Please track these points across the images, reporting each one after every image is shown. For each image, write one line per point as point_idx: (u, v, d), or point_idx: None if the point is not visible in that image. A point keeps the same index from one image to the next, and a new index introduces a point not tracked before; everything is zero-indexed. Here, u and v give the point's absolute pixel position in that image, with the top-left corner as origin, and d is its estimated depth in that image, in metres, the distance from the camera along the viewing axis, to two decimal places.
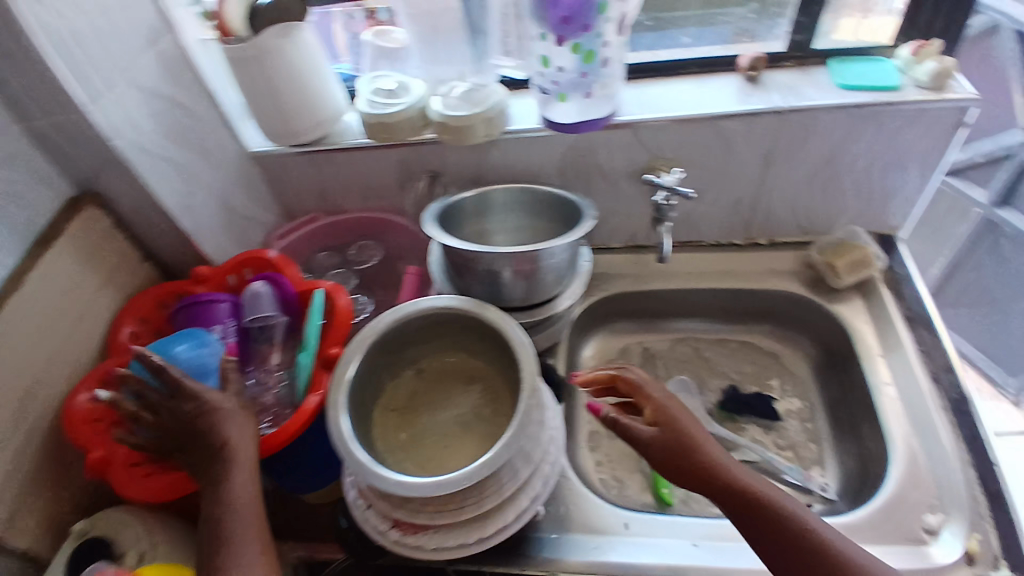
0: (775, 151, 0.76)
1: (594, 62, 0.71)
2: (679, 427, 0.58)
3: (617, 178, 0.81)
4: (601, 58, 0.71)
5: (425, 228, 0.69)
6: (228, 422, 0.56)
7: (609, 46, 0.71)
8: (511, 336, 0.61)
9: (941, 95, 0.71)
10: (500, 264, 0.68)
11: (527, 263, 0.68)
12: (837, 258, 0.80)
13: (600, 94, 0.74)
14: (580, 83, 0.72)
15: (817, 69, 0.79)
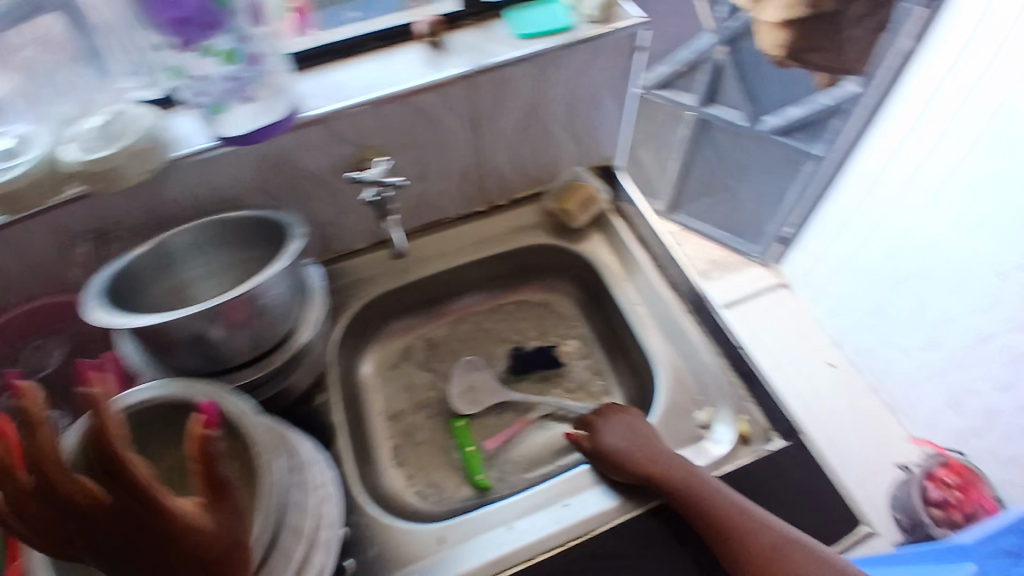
0: (478, 113, 0.73)
1: (240, 62, 0.60)
2: (639, 450, 0.64)
3: (327, 180, 0.72)
4: (246, 55, 0.61)
5: (92, 315, 0.55)
6: (190, 520, 0.41)
7: (253, 39, 0.61)
8: (233, 409, 0.54)
9: (609, 26, 0.70)
10: (204, 324, 0.58)
11: (237, 313, 0.59)
12: (567, 202, 0.83)
13: (264, 98, 0.63)
14: (231, 90, 0.61)
15: (493, 23, 0.73)
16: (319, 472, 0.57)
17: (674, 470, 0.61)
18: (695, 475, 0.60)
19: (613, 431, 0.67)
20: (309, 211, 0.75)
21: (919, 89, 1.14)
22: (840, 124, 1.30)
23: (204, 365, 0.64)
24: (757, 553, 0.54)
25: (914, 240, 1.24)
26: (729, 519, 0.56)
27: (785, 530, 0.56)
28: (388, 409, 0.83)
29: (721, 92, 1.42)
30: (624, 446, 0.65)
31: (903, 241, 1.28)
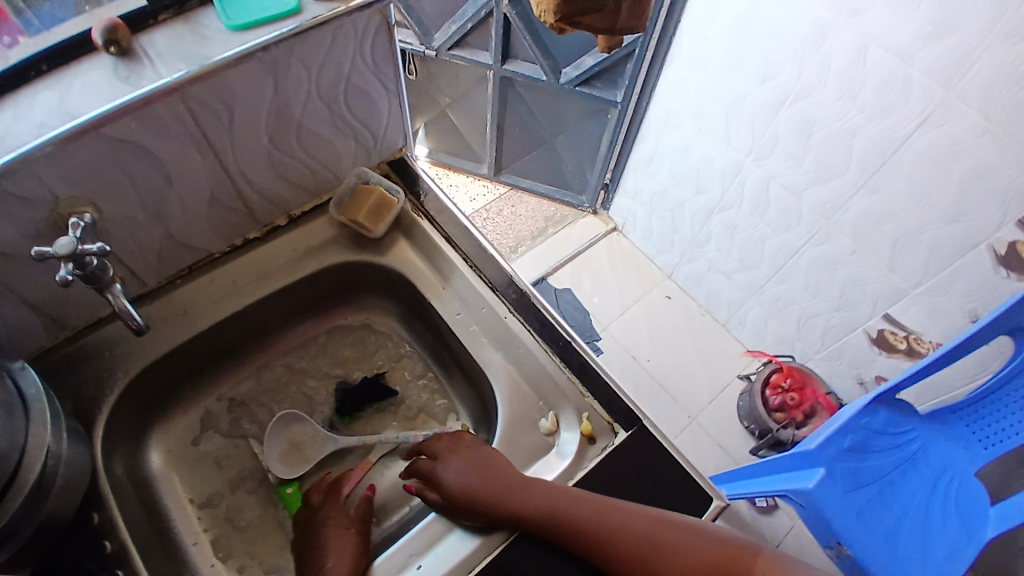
0: (208, 130, 0.58)
1: None
2: (483, 483, 0.57)
3: (14, 253, 0.53)
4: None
5: None
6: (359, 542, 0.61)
7: None
8: None
9: (347, 3, 0.57)
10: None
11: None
12: (358, 213, 0.72)
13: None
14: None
15: (201, 13, 0.58)
16: None
17: (527, 496, 0.56)
18: (549, 493, 0.55)
19: (455, 474, 0.59)
20: (6, 293, 0.56)
21: (694, 26, 1.15)
22: (634, 69, 1.30)
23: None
24: (628, 549, 0.52)
25: (713, 171, 1.31)
26: (592, 527, 0.53)
27: (645, 511, 0.55)
28: (196, 495, 0.68)
29: (516, 48, 1.40)
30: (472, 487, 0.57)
31: (705, 172, 1.33)
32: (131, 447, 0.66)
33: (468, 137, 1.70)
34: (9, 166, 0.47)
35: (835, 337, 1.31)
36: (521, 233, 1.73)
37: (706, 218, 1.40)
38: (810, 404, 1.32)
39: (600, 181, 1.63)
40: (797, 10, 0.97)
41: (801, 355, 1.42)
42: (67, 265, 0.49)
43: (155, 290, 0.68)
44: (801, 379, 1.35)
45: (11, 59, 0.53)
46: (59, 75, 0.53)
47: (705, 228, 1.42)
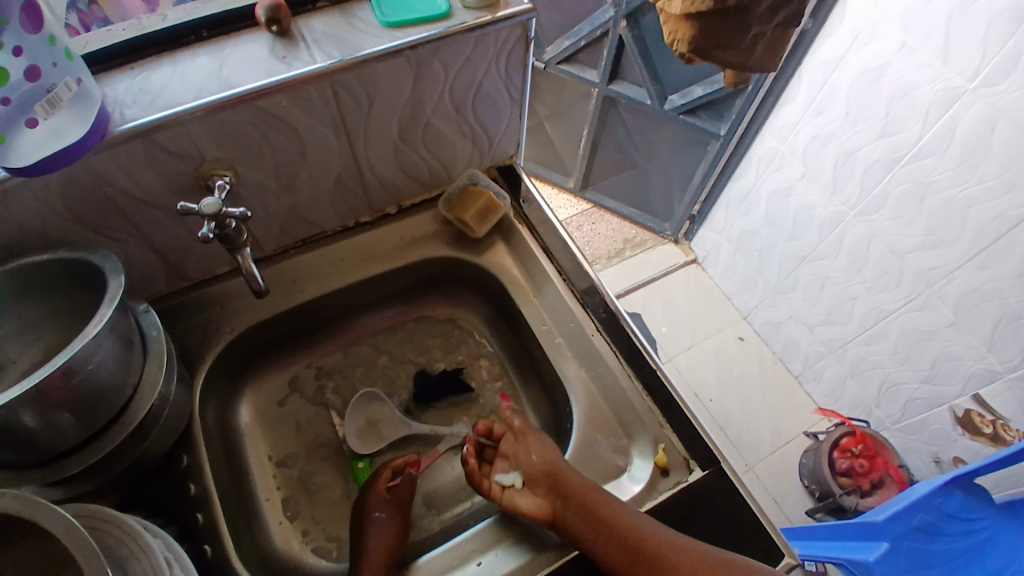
0: (347, 116, 0.62)
1: (16, 77, 0.43)
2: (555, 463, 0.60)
3: (161, 200, 0.59)
4: (21, 71, 0.44)
5: None
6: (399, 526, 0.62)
7: (24, 51, 0.44)
8: (125, 522, 0.48)
9: (495, 14, 0.60)
10: (11, 414, 0.43)
11: (59, 394, 0.46)
12: (465, 212, 0.75)
13: (59, 117, 0.47)
14: (6, 115, 0.44)
15: (356, 6, 0.62)
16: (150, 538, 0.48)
17: (588, 496, 0.57)
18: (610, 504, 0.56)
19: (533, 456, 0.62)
20: (144, 238, 0.62)
21: (814, 68, 1.12)
22: (743, 106, 1.27)
23: (28, 456, 0.50)
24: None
25: (812, 218, 1.26)
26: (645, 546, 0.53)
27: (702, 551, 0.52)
28: (274, 453, 0.73)
29: (624, 68, 1.41)
30: (545, 465, 0.61)
31: (803, 218, 1.28)
32: (224, 397, 0.71)
33: (562, 150, 1.73)
34: (166, 121, 0.52)
35: (916, 411, 1.23)
36: (599, 251, 1.74)
37: (795, 265, 1.35)
38: (879, 475, 1.24)
39: (687, 212, 1.62)
40: (927, 66, 0.93)
41: (877, 423, 1.34)
42: (210, 224, 0.54)
43: (270, 256, 0.73)
44: (873, 447, 1.27)
45: (169, 19, 0.59)
46: (220, 46, 0.59)
47: (793, 275, 1.37)
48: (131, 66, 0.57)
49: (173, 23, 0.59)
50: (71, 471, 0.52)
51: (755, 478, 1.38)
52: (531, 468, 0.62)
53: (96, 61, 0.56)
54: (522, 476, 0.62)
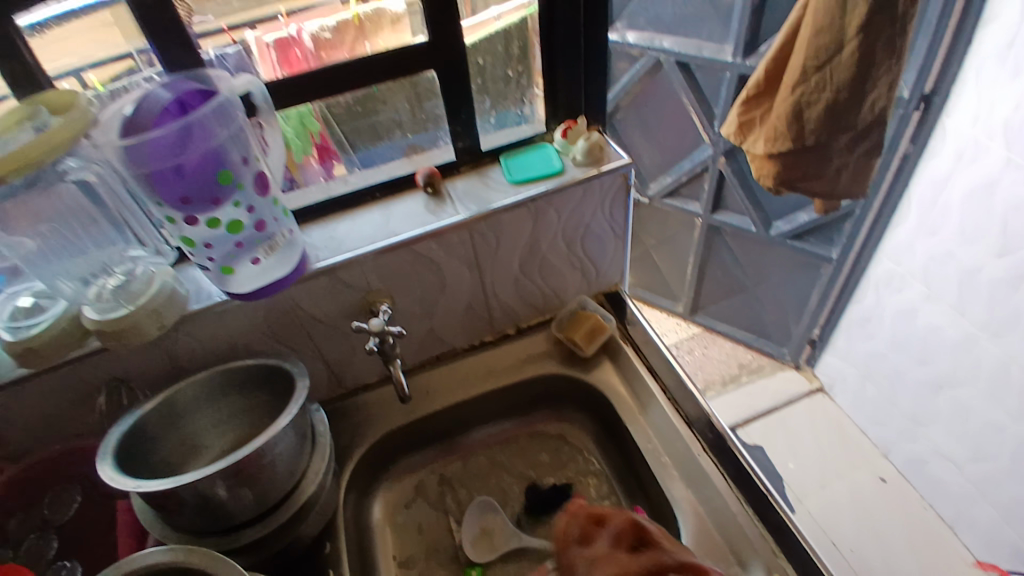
0: (479, 254, 0.75)
1: (246, 229, 0.62)
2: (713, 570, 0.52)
3: (335, 322, 0.74)
4: (251, 222, 0.62)
5: (128, 484, 0.54)
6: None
7: (256, 208, 0.62)
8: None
9: (599, 169, 0.75)
10: (209, 484, 0.55)
11: (248, 470, 0.57)
12: (575, 332, 0.83)
13: (273, 257, 0.65)
14: (237, 254, 0.63)
15: (490, 169, 0.80)
16: None
17: None
18: None
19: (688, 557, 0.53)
20: (316, 352, 0.76)
21: (922, 190, 1.13)
22: (853, 228, 1.28)
23: (209, 524, 0.60)
24: None
25: (942, 341, 1.16)
26: None
27: None
28: (398, 553, 0.78)
29: (727, 199, 1.50)
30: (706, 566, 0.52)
31: (931, 341, 1.19)
32: (361, 494, 0.80)
33: (668, 276, 1.80)
34: (348, 260, 0.68)
35: None
36: (712, 376, 1.71)
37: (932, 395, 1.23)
38: None
39: (806, 335, 1.57)
40: None
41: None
42: (375, 339, 0.67)
43: (410, 369, 0.85)
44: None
45: (351, 181, 0.78)
46: (389, 202, 0.77)
47: (932, 405, 1.24)
48: (322, 220, 0.75)
49: (355, 188, 0.77)
50: (242, 542, 0.62)
51: None
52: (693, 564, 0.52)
53: (298, 214, 0.75)
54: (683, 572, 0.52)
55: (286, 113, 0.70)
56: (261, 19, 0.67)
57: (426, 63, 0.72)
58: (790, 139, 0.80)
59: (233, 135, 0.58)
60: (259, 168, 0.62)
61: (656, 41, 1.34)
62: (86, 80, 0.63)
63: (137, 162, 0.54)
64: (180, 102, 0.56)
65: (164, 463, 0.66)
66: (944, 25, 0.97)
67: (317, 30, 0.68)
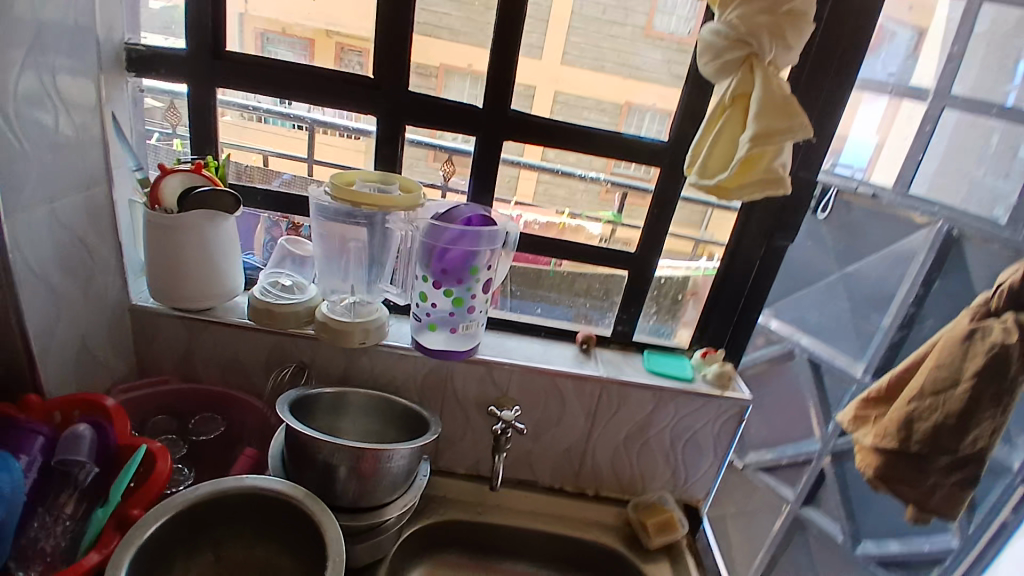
0: (599, 410, 0.90)
1: (462, 307, 0.84)
2: None
3: (467, 405, 0.90)
4: (468, 307, 0.84)
5: (290, 424, 0.69)
6: None
7: (476, 298, 0.85)
8: (320, 518, 0.62)
9: (723, 392, 0.90)
10: (337, 461, 0.69)
11: (367, 464, 0.70)
12: (647, 518, 0.89)
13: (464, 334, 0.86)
14: (446, 322, 0.85)
15: (634, 353, 0.98)
16: None
17: None
18: None
19: None
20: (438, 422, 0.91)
21: None
22: None
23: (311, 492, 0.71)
24: None
25: None
26: None
27: None
28: None
29: None
30: None
31: None
32: (404, 560, 0.85)
33: None
34: (506, 363, 0.87)
35: None
36: None
37: None
38: None
39: None
40: None
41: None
42: (500, 424, 0.80)
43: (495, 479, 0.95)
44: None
45: (526, 316, 1.00)
46: (549, 341, 0.97)
47: None
48: (496, 330, 0.97)
49: (531, 321, 0.99)
50: None
51: None
52: None
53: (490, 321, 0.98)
54: None
55: None
56: (498, 199, 0.95)
57: (623, 265, 0.97)
58: (892, 437, 0.84)
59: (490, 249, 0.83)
60: (491, 276, 0.86)
61: None
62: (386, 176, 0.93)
63: (434, 236, 0.80)
64: (469, 220, 0.80)
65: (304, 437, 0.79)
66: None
67: (531, 221, 0.97)
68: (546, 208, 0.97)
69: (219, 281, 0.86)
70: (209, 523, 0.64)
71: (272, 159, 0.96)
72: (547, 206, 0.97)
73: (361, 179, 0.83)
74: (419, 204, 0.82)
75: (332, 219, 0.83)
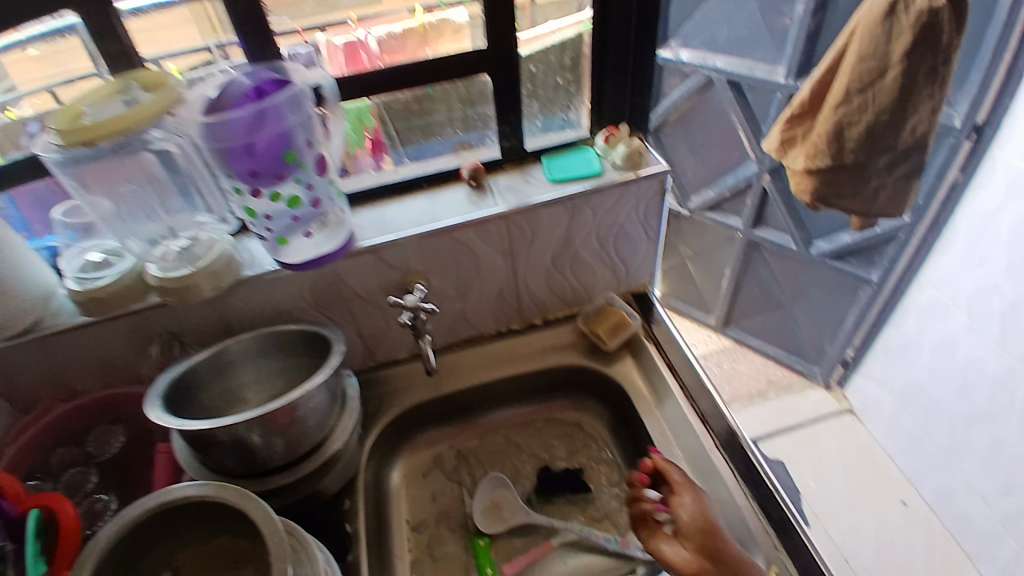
0: (514, 246, 0.80)
1: (303, 205, 0.69)
2: (715, 537, 0.61)
3: (373, 298, 0.80)
4: (309, 200, 0.69)
5: (166, 424, 0.60)
6: (556, 558, 0.78)
7: (314, 187, 0.68)
8: (252, 510, 0.56)
9: (637, 172, 0.79)
10: (247, 429, 0.62)
11: (282, 418, 0.63)
12: (599, 327, 0.87)
13: (323, 232, 0.72)
14: (293, 226, 0.70)
15: (532, 167, 0.84)
16: (322, 553, 0.62)
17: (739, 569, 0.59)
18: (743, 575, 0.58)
19: (690, 510, 0.64)
20: (352, 324, 0.82)
21: (970, 221, 1.17)
22: (896, 253, 1.31)
23: (243, 467, 0.66)
24: None
25: (983, 373, 1.19)
26: None
27: None
28: (412, 517, 0.83)
29: (768, 216, 1.51)
30: (700, 522, 0.62)
31: (971, 373, 1.22)
32: (382, 461, 0.85)
33: (702, 288, 1.82)
34: (391, 242, 0.74)
35: None
36: (739, 390, 1.73)
37: (967, 425, 1.25)
38: None
39: (840, 357, 1.59)
40: None
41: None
42: (407, 313, 0.71)
43: (438, 349, 0.90)
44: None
45: (402, 171, 0.84)
46: (434, 190, 0.82)
47: (966, 436, 1.27)
48: (369, 203, 0.81)
49: (405, 177, 0.82)
50: (275, 484, 0.68)
51: None
52: (686, 519, 0.63)
53: (353, 198, 0.81)
54: (678, 527, 0.64)
55: (348, 107, 0.77)
56: (330, 23, 0.73)
57: (481, 68, 0.77)
58: (828, 156, 0.90)
59: (301, 121, 0.64)
60: (320, 150, 0.68)
61: (710, 60, 1.35)
62: (164, 68, 0.70)
63: (217, 136, 0.60)
64: (258, 88, 0.61)
65: (206, 412, 0.73)
66: (998, 61, 1.01)
67: (383, 37, 0.75)
68: (394, 10, 0.75)
69: (27, 289, 0.69)
70: (159, 531, 0.59)
71: (61, 93, 0.69)
72: (393, 9, 0.75)
73: (87, 104, 0.60)
74: (180, 95, 0.63)
75: (87, 162, 0.64)
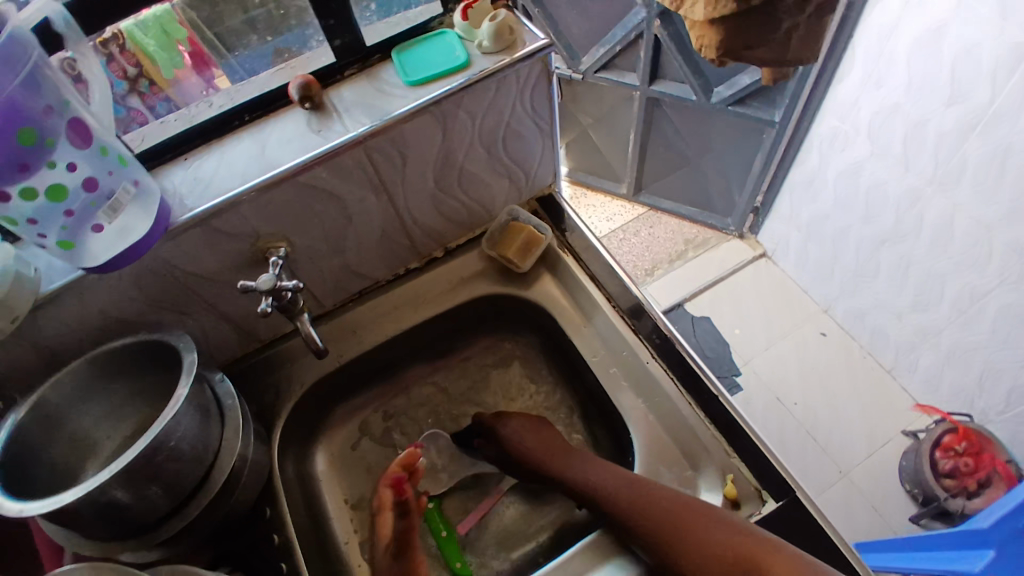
0: (383, 176, 0.65)
1: (72, 193, 0.49)
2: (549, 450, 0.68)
3: (226, 277, 0.64)
4: (78, 183, 0.49)
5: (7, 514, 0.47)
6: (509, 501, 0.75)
7: (79, 167, 0.49)
8: None
9: (513, 54, 0.63)
10: (102, 492, 0.48)
11: (145, 470, 0.50)
12: (507, 249, 0.76)
13: (119, 221, 0.52)
14: (72, 225, 0.51)
15: (382, 68, 0.66)
16: None
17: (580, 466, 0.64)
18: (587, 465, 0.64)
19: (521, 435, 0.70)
20: (211, 310, 0.67)
21: (868, 43, 1.13)
22: (796, 87, 1.26)
23: (120, 528, 0.54)
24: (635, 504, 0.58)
25: (886, 198, 1.25)
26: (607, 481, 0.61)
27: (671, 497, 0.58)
28: (349, 496, 0.76)
29: (665, 67, 1.39)
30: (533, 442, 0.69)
31: (875, 199, 1.27)
32: (300, 449, 0.74)
33: (609, 156, 1.73)
34: (220, 206, 0.57)
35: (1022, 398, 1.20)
36: (658, 256, 1.73)
37: (874, 249, 1.33)
38: (985, 473, 1.24)
39: (750, 205, 1.60)
40: (988, 27, 0.93)
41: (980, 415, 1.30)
42: (268, 299, 0.57)
43: (330, 311, 0.77)
44: (978, 443, 1.26)
45: (214, 103, 0.64)
46: (262, 125, 0.63)
47: (873, 258, 1.35)
48: (179, 157, 0.62)
49: (217, 111, 0.63)
50: (167, 537, 0.57)
51: (850, 485, 1.38)
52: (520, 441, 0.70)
53: (152, 156, 0.61)
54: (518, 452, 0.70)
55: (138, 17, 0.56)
56: None
57: None
58: (733, 0, 0.76)
59: (29, 78, 0.43)
60: (74, 112, 0.48)
61: None
62: None
63: None
64: None
65: (52, 473, 0.59)
66: None
67: None
68: None
69: None
70: None
71: None
72: None
73: None
74: None
75: None
